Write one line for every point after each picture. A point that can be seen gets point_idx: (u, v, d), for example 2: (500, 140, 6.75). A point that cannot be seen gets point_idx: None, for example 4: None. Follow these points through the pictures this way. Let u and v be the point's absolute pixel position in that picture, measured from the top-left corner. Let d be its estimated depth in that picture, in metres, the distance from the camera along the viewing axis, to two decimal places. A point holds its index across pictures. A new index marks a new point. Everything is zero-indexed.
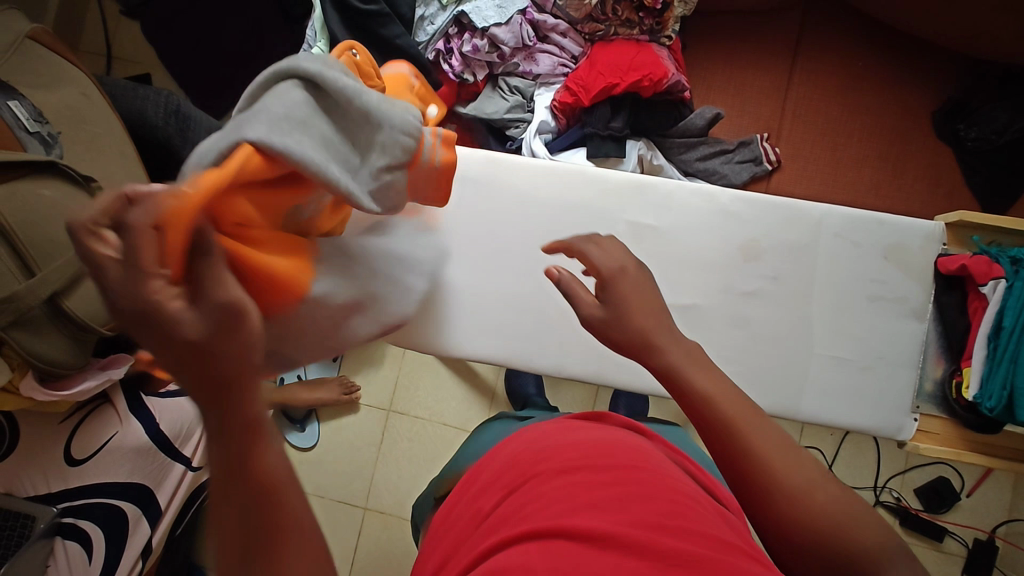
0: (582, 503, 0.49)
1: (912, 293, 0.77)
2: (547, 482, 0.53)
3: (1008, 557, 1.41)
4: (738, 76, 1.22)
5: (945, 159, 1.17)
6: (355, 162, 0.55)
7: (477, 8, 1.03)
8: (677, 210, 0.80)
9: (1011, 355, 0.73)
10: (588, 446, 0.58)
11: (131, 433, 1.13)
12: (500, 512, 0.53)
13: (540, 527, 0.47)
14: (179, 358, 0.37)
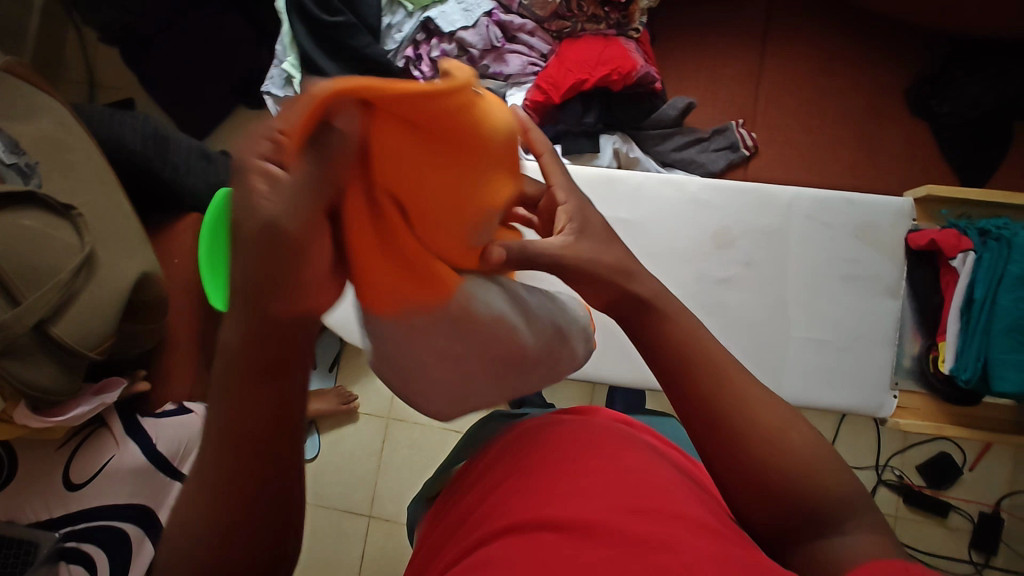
0: (560, 492, 0.50)
1: (885, 273, 0.77)
2: (532, 475, 0.54)
3: (1014, 529, 1.40)
4: (710, 64, 1.22)
5: (920, 136, 1.18)
6: None
7: (443, 13, 1.05)
8: (647, 201, 0.80)
9: (983, 326, 0.73)
10: (573, 437, 0.58)
11: (128, 455, 1.16)
12: (486, 507, 0.53)
13: (522, 521, 0.47)
14: (249, 278, 0.34)
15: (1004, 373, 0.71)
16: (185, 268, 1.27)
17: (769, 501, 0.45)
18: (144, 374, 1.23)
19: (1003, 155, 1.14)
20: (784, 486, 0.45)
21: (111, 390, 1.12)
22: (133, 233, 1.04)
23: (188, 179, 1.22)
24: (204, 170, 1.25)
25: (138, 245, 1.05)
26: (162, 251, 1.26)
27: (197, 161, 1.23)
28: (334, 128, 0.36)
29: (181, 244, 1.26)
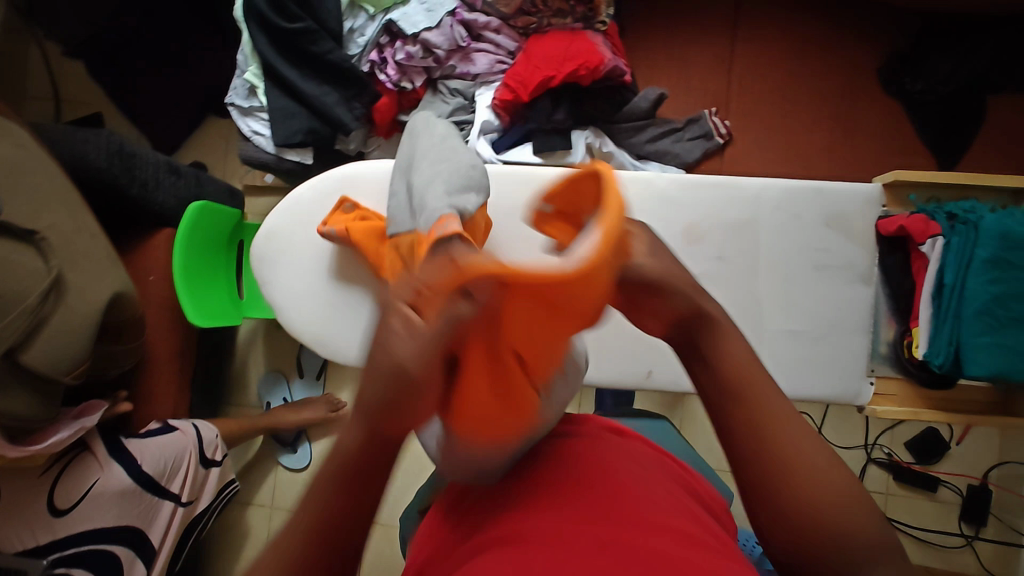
0: (559, 520, 0.47)
1: (858, 261, 0.77)
2: (519, 489, 0.53)
3: (1002, 502, 1.42)
4: (680, 53, 1.21)
5: (894, 114, 1.17)
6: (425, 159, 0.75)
7: (406, 15, 1.02)
8: (616, 199, 0.79)
9: (953, 310, 0.73)
10: (560, 452, 0.58)
11: (114, 477, 1.14)
12: (474, 524, 0.52)
13: (508, 535, 0.46)
14: (368, 403, 0.38)
15: (976, 357, 0.71)
16: (161, 285, 1.25)
17: (805, 550, 0.39)
18: (125, 395, 1.22)
19: (976, 133, 1.14)
20: (832, 538, 0.38)
21: (92, 413, 1.10)
22: (102, 253, 1.03)
23: (158, 193, 1.22)
24: (173, 185, 1.26)
25: (108, 265, 1.04)
26: (137, 269, 1.24)
27: (166, 175, 1.24)
28: (474, 299, 0.35)
29: (154, 260, 1.24)
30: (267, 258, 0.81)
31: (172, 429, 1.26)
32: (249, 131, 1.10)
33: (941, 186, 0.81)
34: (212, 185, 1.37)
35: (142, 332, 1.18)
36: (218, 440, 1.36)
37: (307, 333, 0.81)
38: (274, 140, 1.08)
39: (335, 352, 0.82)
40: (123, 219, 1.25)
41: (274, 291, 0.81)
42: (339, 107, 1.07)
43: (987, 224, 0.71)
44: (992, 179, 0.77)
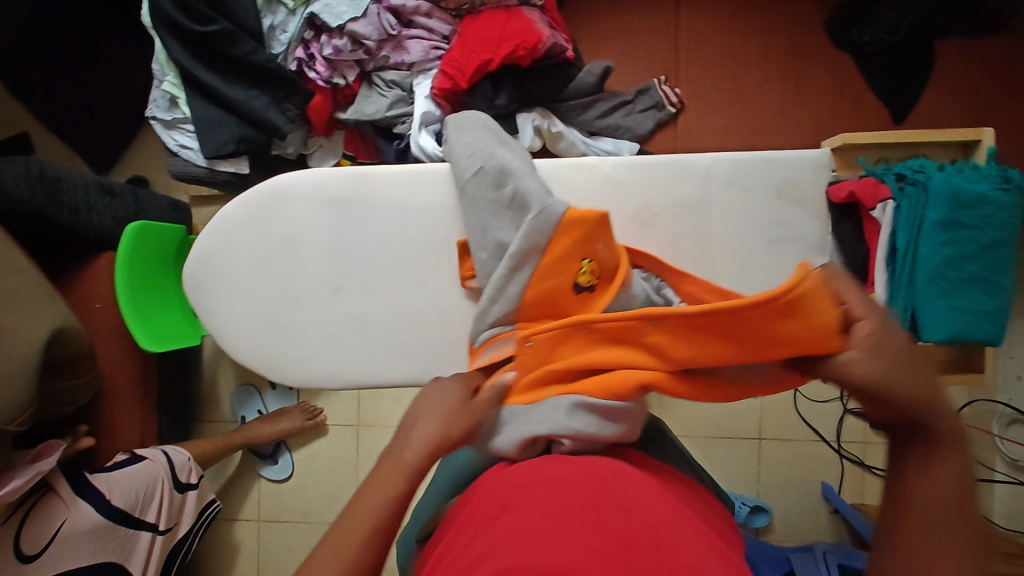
0: (539, 533, 0.42)
1: (848, 232, 0.78)
2: (524, 509, 0.46)
3: (976, 440, 1.44)
4: (624, 21, 1.16)
5: (845, 66, 1.14)
6: (497, 185, 0.69)
7: (328, 7, 0.96)
8: (566, 190, 0.76)
9: (908, 276, 0.73)
10: (565, 470, 0.51)
11: (82, 516, 1.10)
12: (471, 547, 0.45)
13: (521, 559, 0.39)
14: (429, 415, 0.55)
15: (930, 321, 0.72)
16: (109, 312, 1.20)
17: None
18: (85, 430, 1.18)
19: (927, 80, 1.12)
20: None
21: (51, 454, 1.07)
22: (37, 288, 0.98)
23: (93, 217, 1.15)
24: (108, 206, 1.19)
25: (45, 300, 0.99)
26: (82, 297, 1.19)
27: (99, 196, 1.16)
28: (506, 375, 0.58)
29: (99, 287, 1.18)
30: (203, 282, 0.77)
31: (140, 459, 1.22)
32: (176, 146, 1.05)
33: (890, 146, 0.81)
34: (152, 200, 1.30)
35: (92, 364, 1.13)
36: (192, 462, 1.33)
37: (255, 360, 0.78)
38: (203, 153, 1.02)
39: (285, 375, 0.78)
40: (60, 247, 1.18)
41: (214, 317, 0.78)
42: (270, 110, 1.00)
43: (936, 183, 0.71)
44: (940, 135, 0.77)
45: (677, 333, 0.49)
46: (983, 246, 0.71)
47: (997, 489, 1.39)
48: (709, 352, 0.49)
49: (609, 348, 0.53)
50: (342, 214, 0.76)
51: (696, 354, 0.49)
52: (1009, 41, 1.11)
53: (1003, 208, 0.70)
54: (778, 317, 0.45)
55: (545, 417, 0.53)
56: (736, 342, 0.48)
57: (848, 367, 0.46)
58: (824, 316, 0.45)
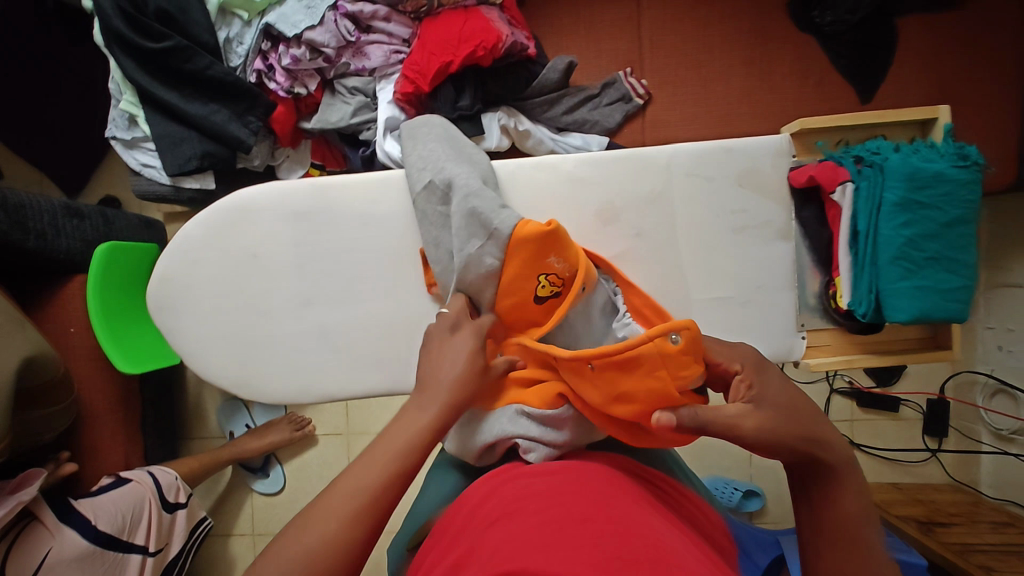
0: (536, 539, 0.42)
1: (811, 218, 0.79)
2: (521, 518, 0.45)
3: (960, 412, 1.46)
4: (587, 14, 1.16)
5: (808, 48, 1.14)
6: (445, 198, 0.69)
7: (284, 16, 0.95)
8: (526, 190, 0.75)
9: (869, 258, 0.73)
10: (558, 483, 0.51)
11: (68, 542, 1.08)
12: (466, 554, 0.44)
13: (521, 562, 0.39)
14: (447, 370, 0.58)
15: (897, 303, 0.71)
16: (84, 335, 1.18)
17: None
18: (66, 455, 1.18)
19: (890, 58, 1.13)
20: None
21: (32, 483, 1.06)
22: (5, 316, 0.97)
23: (61, 241, 1.14)
24: (76, 229, 1.17)
25: (15, 327, 0.97)
26: (55, 322, 1.17)
27: (66, 219, 1.15)
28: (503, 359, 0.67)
29: (73, 310, 1.17)
30: (169, 303, 0.76)
31: (126, 481, 1.20)
32: (138, 165, 1.04)
33: (848, 128, 0.81)
34: (121, 219, 1.29)
35: (70, 389, 1.12)
36: (180, 481, 1.32)
37: (225, 378, 0.77)
38: (166, 171, 1.00)
39: (258, 392, 0.78)
40: (28, 272, 1.17)
41: (181, 337, 0.77)
42: (232, 124, 0.99)
43: (893, 164, 0.71)
44: (895, 115, 0.77)
45: (567, 372, 0.59)
46: (943, 224, 0.70)
47: (983, 460, 1.40)
48: (582, 391, 0.57)
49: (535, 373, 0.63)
50: (304, 227, 0.75)
51: (577, 386, 0.58)
52: (969, 17, 1.11)
53: (962, 185, 0.70)
54: (621, 371, 0.53)
55: (497, 423, 0.60)
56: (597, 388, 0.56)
57: (733, 420, 0.51)
58: (676, 377, 0.51)
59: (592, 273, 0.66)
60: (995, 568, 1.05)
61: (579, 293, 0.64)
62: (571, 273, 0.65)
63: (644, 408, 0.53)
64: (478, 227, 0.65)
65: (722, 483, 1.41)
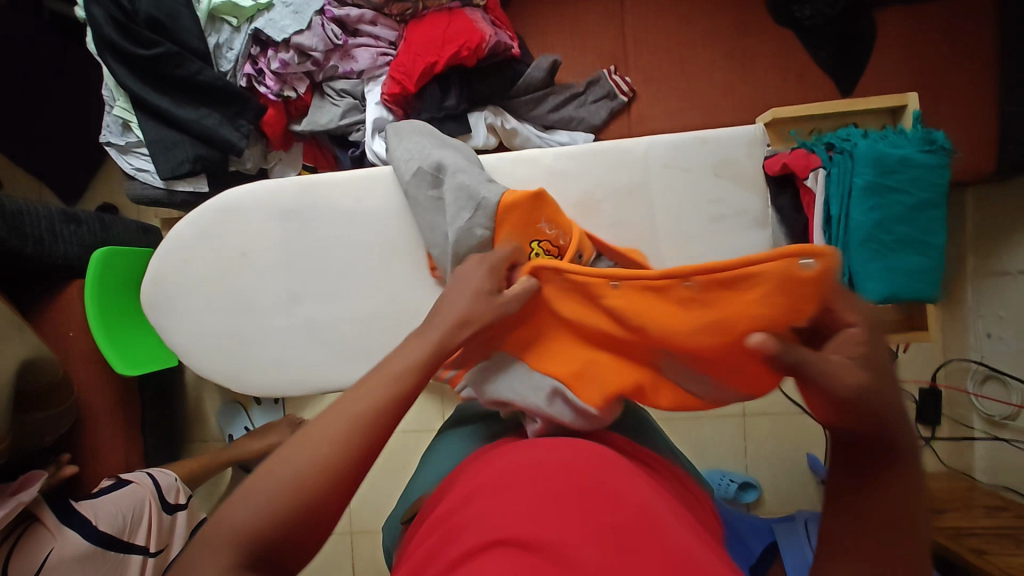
0: (527, 509, 0.44)
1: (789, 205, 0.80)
2: (508, 484, 0.48)
3: (951, 400, 1.46)
4: (571, 14, 1.18)
5: (789, 42, 1.16)
6: (434, 180, 0.71)
7: (272, 21, 0.97)
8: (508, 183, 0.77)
9: (842, 241, 0.77)
10: (545, 449, 0.54)
11: (70, 543, 1.09)
12: (457, 517, 0.48)
13: (506, 531, 0.42)
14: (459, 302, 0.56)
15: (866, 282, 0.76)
16: (83, 339, 1.20)
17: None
18: (67, 458, 1.19)
19: (870, 50, 1.15)
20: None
21: (33, 484, 1.08)
22: (4, 320, 0.99)
23: (59, 246, 1.16)
24: (74, 234, 1.19)
25: (14, 331, 0.99)
26: (54, 326, 1.19)
27: (64, 225, 1.17)
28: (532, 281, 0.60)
29: (72, 315, 1.19)
30: (161, 301, 0.78)
31: (126, 482, 1.22)
32: (132, 169, 1.06)
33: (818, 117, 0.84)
34: (119, 225, 1.31)
35: (69, 391, 1.14)
36: (179, 482, 1.33)
37: (219, 374, 0.79)
38: (160, 174, 1.02)
39: (250, 386, 0.80)
40: (27, 278, 1.19)
41: (174, 335, 0.79)
42: (224, 127, 1.01)
43: (861, 150, 0.76)
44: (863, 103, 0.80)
45: (650, 299, 0.53)
46: (910, 207, 0.76)
47: (976, 447, 1.42)
48: (653, 320, 0.53)
49: (598, 314, 0.58)
50: (291, 225, 0.77)
51: (651, 315, 0.53)
52: (947, 9, 1.13)
53: (929, 169, 0.76)
54: (723, 287, 0.49)
55: (523, 391, 0.59)
56: (682, 311, 0.51)
57: (832, 371, 0.41)
58: (789, 308, 0.44)
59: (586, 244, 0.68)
60: (987, 551, 1.06)
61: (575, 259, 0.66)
62: (564, 239, 0.68)
63: (729, 335, 0.48)
64: (468, 200, 0.67)
65: (718, 475, 1.41)
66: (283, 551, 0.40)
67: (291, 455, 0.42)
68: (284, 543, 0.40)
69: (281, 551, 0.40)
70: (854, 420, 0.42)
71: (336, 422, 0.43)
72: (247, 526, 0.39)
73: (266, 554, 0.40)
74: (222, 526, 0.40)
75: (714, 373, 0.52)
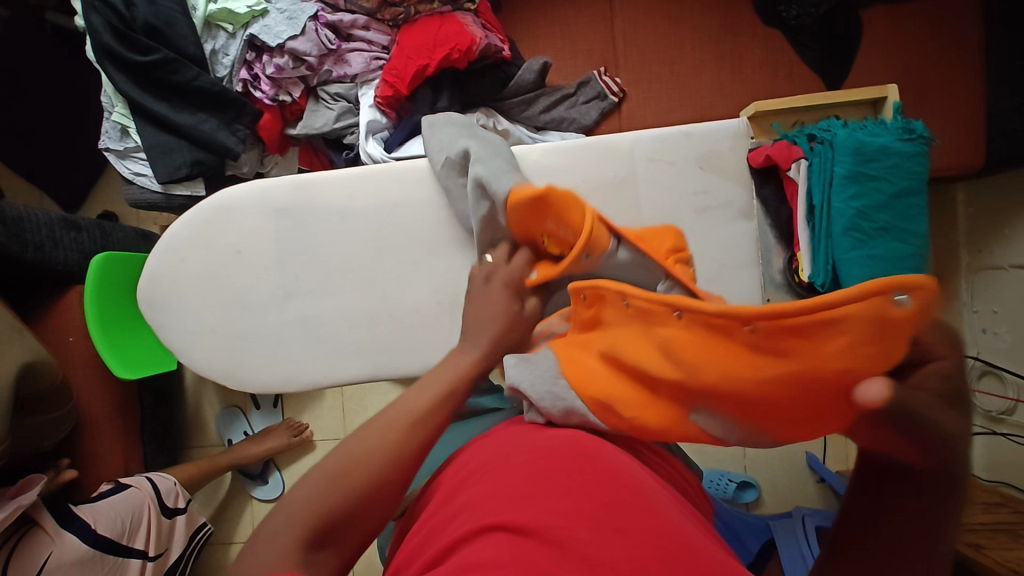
0: (522, 494, 0.45)
1: None
2: (501, 471, 0.48)
3: None
4: (561, 17, 1.20)
5: (776, 42, 1.18)
6: (459, 168, 0.75)
7: (267, 27, 0.99)
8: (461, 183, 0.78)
9: (825, 231, 0.81)
10: (539, 434, 0.54)
11: (68, 547, 1.09)
12: (454, 503, 0.48)
13: (501, 516, 0.42)
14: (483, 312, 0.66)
15: (850, 272, 0.80)
16: (82, 344, 1.22)
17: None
18: (67, 462, 1.20)
19: (857, 49, 1.17)
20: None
21: (31, 488, 1.09)
22: (4, 324, 1.00)
23: (59, 252, 1.17)
24: (74, 240, 1.21)
25: (14, 335, 1.01)
26: (54, 331, 1.20)
27: (64, 231, 1.18)
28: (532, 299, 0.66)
29: (70, 320, 1.20)
30: (158, 300, 0.79)
31: (125, 486, 1.22)
32: (131, 174, 1.08)
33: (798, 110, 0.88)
34: (119, 232, 1.33)
35: (68, 396, 1.15)
36: (178, 487, 1.33)
37: (214, 371, 0.80)
38: (158, 178, 1.04)
39: (245, 382, 0.81)
40: (28, 284, 1.21)
41: (170, 333, 0.80)
42: (220, 132, 1.03)
43: (840, 140, 0.80)
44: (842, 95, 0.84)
45: (704, 344, 0.40)
46: (891, 194, 0.79)
47: (975, 443, 1.40)
48: (712, 371, 0.40)
49: (637, 341, 0.47)
50: (286, 223, 0.78)
51: (708, 366, 0.40)
52: (931, 7, 1.15)
53: (907, 157, 0.80)
54: (797, 338, 0.36)
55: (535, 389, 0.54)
56: (749, 364, 0.38)
57: (924, 413, 0.35)
58: (886, 350, 0.34)
59: (598, 240, 0.62)
60: (985, 545, 1.06)
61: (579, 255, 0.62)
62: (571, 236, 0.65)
63: (820, 392, 0.37)
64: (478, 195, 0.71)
65: (717, 474, 1.41)
66: (340, 529, 0.45)
67: (357, 450, 0.48)
68: (341, 523, 0.45)
69: (337, 529, 0.45)
70: (938, 460, 0.37)
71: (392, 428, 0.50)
72: (319, 501, 0.45)
73: (333, 529, 0.45)
74: (292, 501, 0.45)
75: (788, 432, 0.41)
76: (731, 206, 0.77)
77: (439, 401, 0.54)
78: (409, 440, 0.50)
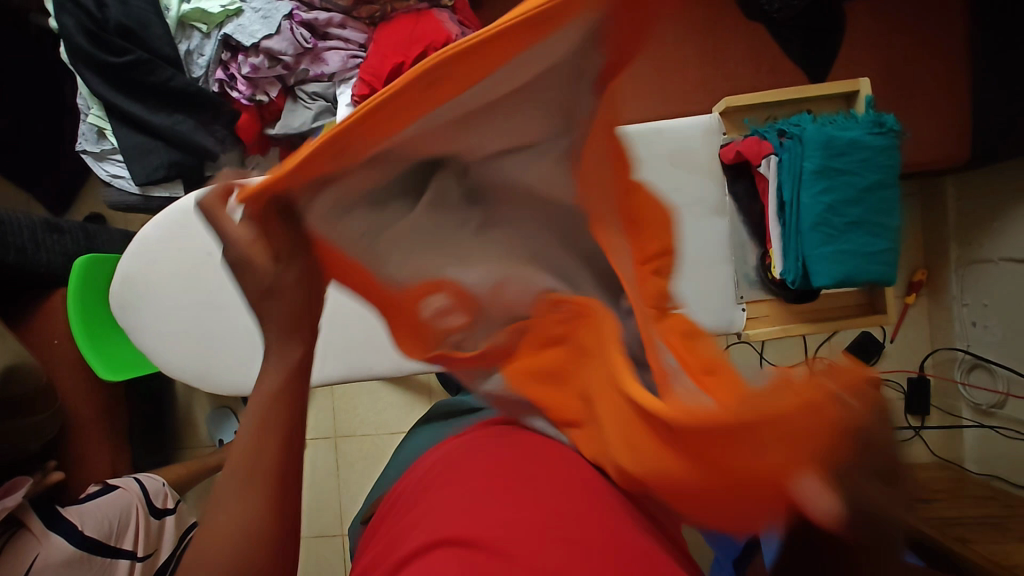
0: (481, 504, 0.44)
1: None
2: (464, 480, 0.48)
3: (941, 389, 1.46)
4: None
5: (759, 37, 1.17)
6: None
7: (241, 26, 0.99)
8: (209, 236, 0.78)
9: (795, 226, 0.82)
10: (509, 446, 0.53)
11: (55, 548, 1.08)
12: (415, 512, 0.48)
13: (459, 528, 0.42)
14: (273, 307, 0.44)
15: (818, 270, 0.80)
16: (67, 347, 1.22)
17: None
18: (54, 465, 1.20)
19: (840, 43, 1.16)
20: None
21: (18, 490, 1.09)
22: None
23: (42, 255, 1.17)
24: (58, 243, 1.21)
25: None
26: (39, 335, 1.20)
27: (46, 234, 1.18)
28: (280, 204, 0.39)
29: (54, 323, 1.20)
30: (130, 302, 0.79)
31: (113, 487, 1.23)
32: (108, 176, 1.07)
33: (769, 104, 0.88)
34: (104, 234, 1.33)
35: (52, 399, 1.15)
36: (167, 488, 1.34)
37: (187, 373, 0.80)
38: (135, 180, 1.04)
39: (217, 384, 0.81)
40: (12, 288, 1.21)
41: (142, 336, 0.80)
42: (198, 133, 1.04)
43: (809, 135, 0.81)
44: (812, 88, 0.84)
45: (644, 430, 0.34)
46: (863, 189, 0.79)
47: (966, 435, 1.40)
48: (652, 460, 0.34)
49: (604, 390, 0.38)
50: None
51: (645, 450, 0.34)
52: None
53: (879, 151, 0.79)
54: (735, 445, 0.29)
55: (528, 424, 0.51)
56: (664, 458, 0.33)
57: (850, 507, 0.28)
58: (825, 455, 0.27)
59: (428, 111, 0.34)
60: (971, 538, 1.05)
61: (340, 140, 0.34)
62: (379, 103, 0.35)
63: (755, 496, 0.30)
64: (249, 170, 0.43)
65: None
66: None
67: (210, 531, 0.41)
68: None
69: None
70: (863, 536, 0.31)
71: (246, 468, 0.42)
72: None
73: None
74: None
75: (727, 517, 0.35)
76: (698, 200, 0.76)
77: (272, 440, 0.43)
78: (256, 494, 0.42)
